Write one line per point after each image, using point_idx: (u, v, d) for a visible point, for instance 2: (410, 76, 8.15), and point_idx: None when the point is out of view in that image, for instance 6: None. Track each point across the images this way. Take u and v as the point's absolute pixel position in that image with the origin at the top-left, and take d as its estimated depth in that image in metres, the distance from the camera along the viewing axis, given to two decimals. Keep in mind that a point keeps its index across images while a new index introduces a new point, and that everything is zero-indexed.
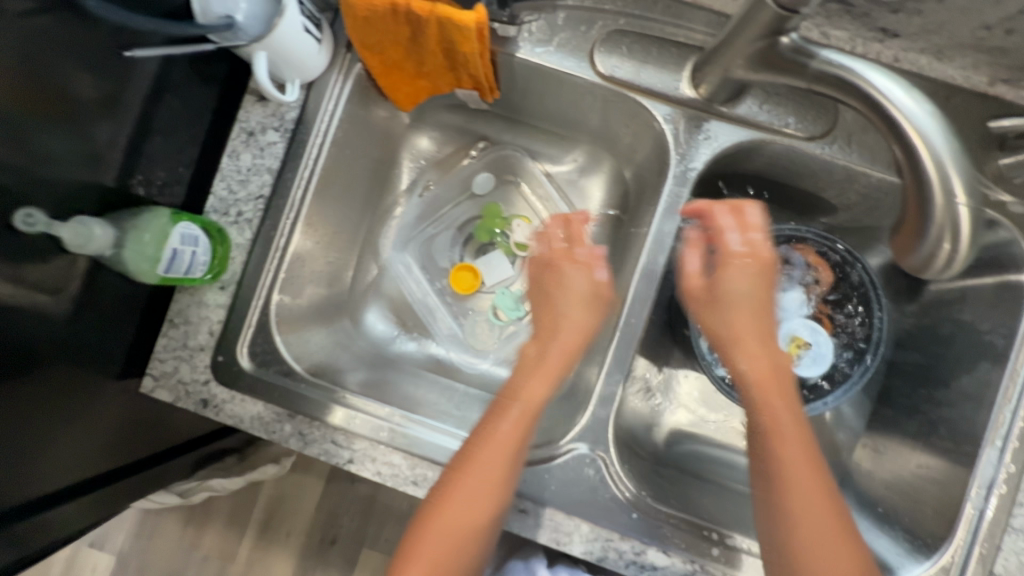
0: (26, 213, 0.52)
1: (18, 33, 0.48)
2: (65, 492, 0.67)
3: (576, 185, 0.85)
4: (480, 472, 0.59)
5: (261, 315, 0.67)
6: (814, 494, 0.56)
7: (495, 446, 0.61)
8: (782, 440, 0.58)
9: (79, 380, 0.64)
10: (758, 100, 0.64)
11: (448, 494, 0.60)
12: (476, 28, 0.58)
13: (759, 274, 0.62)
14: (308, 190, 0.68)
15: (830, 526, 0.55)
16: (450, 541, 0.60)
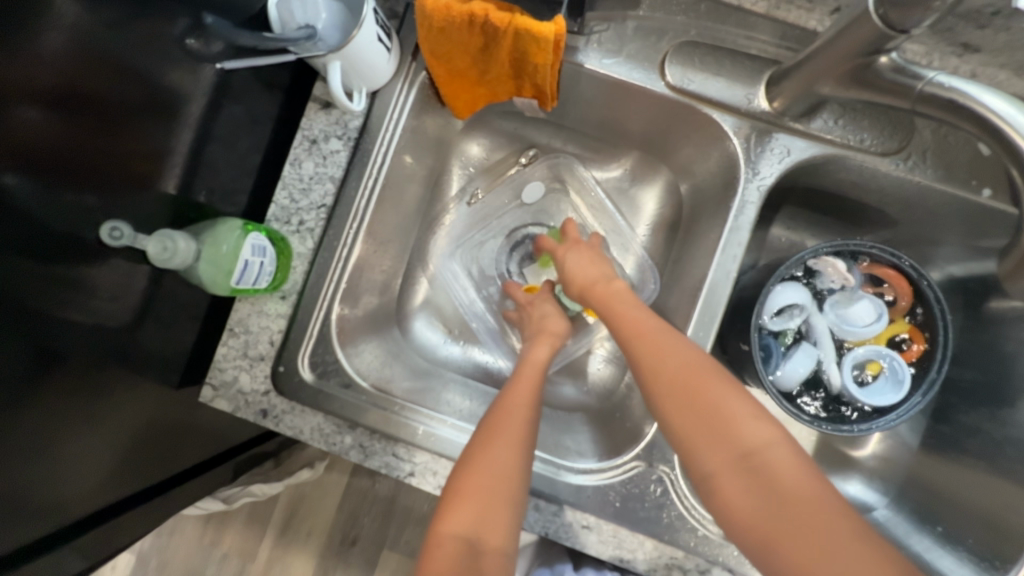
0: (113, 227, 0.53)
1: (104, 43, 0.48)
2: (114, 507, 0.66)
3: (626, 195, 0.84)
4: (502, 423, 0.59)
5: (323, 325, 0.66)
6: (744, 403, 0.53)
7: (509, 402, 0.61)
8: (664, 358, 0.56)
9: (136, 394, 0.64)
10: (833, 115, 0.63)
11: (472, 454, 0.58)
12: (553, 40, 0.57)
13: (590, 249, 0.72)
14: (370, 199, 0.67)
15: (771, 434, 0.52)
16: (486, 503, 0.55)
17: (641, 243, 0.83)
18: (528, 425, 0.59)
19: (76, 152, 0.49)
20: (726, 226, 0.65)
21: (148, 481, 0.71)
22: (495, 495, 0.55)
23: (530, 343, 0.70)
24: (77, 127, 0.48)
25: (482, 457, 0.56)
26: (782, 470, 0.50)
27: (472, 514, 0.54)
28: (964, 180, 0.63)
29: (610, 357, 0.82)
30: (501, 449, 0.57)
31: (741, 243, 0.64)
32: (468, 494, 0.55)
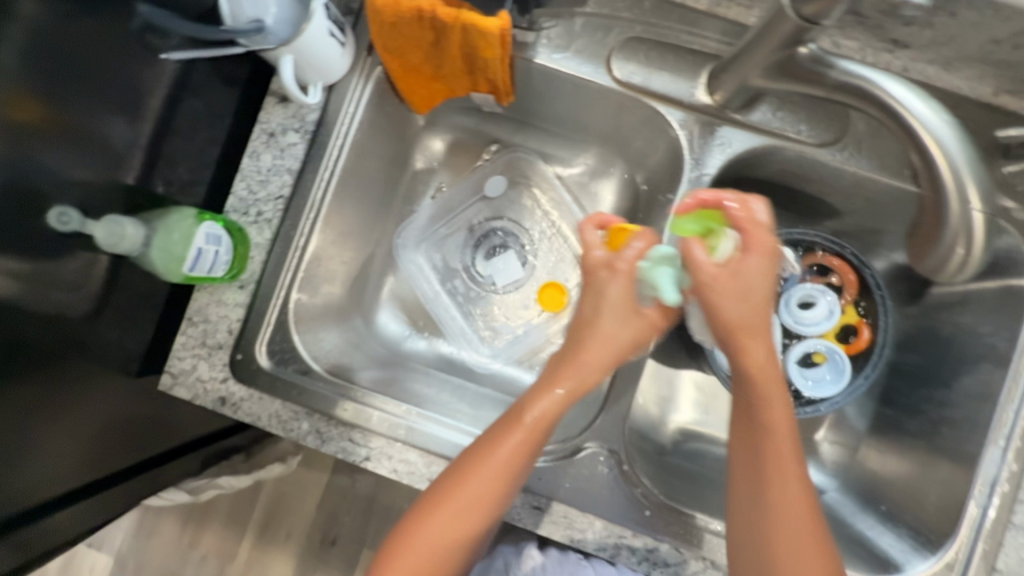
0: (61, 213, 0.54)
1: (61, 35, 0.51)
2: (77, 494, 0.67)
3: (586, 188, 0.86)
4: (474, 484, 0.55)
5: (280, 314, 0.68)
6: (803, 512, 0.52)
7: (496, 455, 0.55)
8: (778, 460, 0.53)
9: (97, 381, 0.65)
10: (772, 107, 0.65)
11: (440, 502, 0.55)
12: (499, 34, 0.59)
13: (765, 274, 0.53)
14: (328, 191, 0.69)
15: (809, 555, 0.52)
16: (431, 561, 0.55)
17: None
18: (506, 488, 0.55)
19: (23, 132, 0.50)
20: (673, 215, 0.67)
21: (113, 468, 0.72)
22: (440, 554, 0.55)
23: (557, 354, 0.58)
24: (24, 110, 0.50)
25: (438, 521, 0.55)
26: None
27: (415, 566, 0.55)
28: (897, 170, 0.66)
29: None
30: (476, 493, 0.55)
31: None
32: (420, 549, 0.55)
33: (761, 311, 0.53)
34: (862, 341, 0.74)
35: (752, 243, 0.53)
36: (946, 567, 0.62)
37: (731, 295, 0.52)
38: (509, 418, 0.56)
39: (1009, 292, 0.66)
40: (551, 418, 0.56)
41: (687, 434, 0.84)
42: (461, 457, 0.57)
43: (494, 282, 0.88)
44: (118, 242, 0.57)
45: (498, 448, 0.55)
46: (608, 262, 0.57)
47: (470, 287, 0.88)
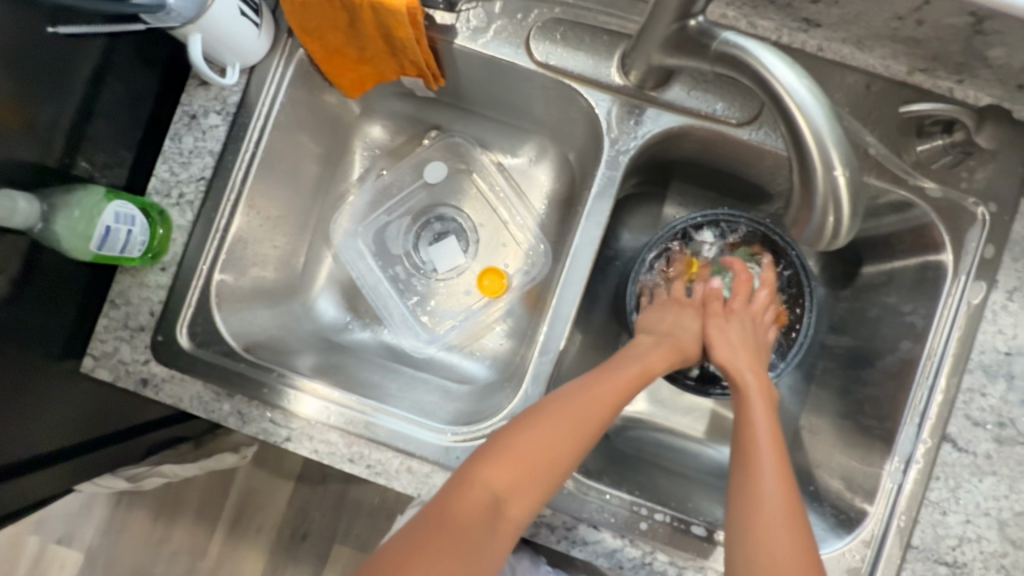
0: None
1: None
2: (9, 473, 0.67)
3: (526, 175, 0.87)
4: (563, 413, 0.59)
5: (201, 295, 0.68)
6: (788, 489, 0.57)
7: (597, 394, 0.61)
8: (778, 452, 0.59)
9: (22, 357, 0.64)
10: (686, 86, 0.66)
11: (531, 423, 0.59)
12: (408, 13, 0.60)
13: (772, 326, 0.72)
14: (250, 172, 0.69)
15: (789, 528, 0.54)
16: (519, 477, 0.56)
17: (538, 219, 0.86)
18: (595, 429, 0.60)
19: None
20: (592, 193, 0.67)
21: (47, 447, 0.71)
22: (536, 470, 0.57)
23: (651, 343, 0.68)
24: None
25: (531, 440, 0.58)
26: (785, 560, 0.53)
27: (507, 478, 0.56)
28: None
29: (510, 332, 0.85)
30: (566, 430, 0.59)
31: (603, 212, 0.67)
32: (511, 464, 0.57)
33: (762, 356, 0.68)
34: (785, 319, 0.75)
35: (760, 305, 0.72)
36: (863, 544, 0.62)
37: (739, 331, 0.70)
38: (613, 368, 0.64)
39: (926, 269, 0.66)
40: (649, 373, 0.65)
41: (630, 421, 0.85)
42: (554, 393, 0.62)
43: (435, 268, 0.88)
44: (12, 215, 0.52)
45: (600, 395, 0.61)
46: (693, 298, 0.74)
47: (411, 274, 0.88)
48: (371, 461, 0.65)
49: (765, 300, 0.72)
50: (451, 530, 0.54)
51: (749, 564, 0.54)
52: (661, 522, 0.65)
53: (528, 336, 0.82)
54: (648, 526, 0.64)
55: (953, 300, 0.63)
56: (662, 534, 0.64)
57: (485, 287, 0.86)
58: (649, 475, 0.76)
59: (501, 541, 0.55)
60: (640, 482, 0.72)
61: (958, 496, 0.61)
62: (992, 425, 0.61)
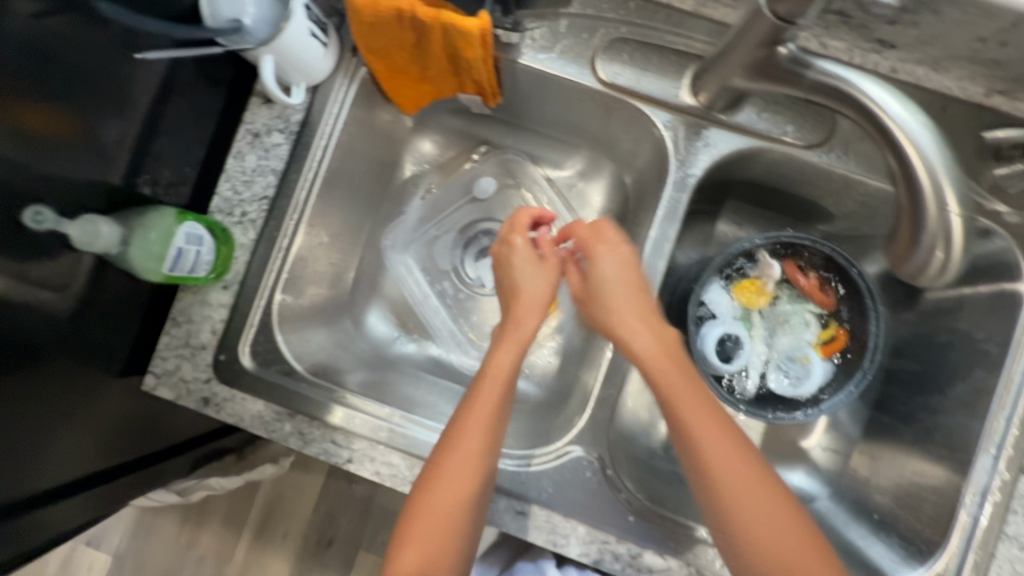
0: (36, 210, 0.53)
1: (40, 34, 0.48)
2: (66, 488, 0.68)
3: (576, 190, 0.86)
4: (445, 465, 0.56)
5: (264, 315, 0.67)
6: (742, 463, 0.54)
7: (454, 440, 0.58)
8: (710, 424, 0.55)
9: (87, 369, 0.65)
10: (757, 108, 0.65)
11: (425, 484, 0.57)
12: (479, 34, 0.59)
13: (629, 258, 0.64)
14: (313, 191, 0.68)
15: (761, 499, 0.53)
16: (436, 543, 0.55)
17: None
18: (472, 473, 0.56)
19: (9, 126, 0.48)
20: (658, 216, 0.67)
21: (100, 463, 0.72)
22: (442, 534, 0.55)
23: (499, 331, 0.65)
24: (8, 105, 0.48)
25: (432, 502, 0.56)
26: (764, 537, 0.52)
27: (423, 551, 0.54)
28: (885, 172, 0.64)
29: (560, 350, 0.82)
30: (440, 489, 0.56)
31: (670, 236, 0.66)
32: (420, 538, 0.55)
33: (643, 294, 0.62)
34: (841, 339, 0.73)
35: (621, 254, 0.64)
36: None
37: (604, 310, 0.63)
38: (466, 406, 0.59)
39: (1002, 296, 0.65)
40: (506, 372, 0.61)
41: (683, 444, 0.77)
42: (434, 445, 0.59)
43: (484, 283, 0.88)
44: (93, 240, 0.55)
45: (469, 426, 0.58)
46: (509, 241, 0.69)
47: (460, 290, 0.88)
48: None
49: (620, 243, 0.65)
50: None
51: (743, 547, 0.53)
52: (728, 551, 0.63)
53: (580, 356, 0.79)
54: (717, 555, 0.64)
55: None
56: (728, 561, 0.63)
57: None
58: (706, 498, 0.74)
59: None
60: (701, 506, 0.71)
61: None
62: None
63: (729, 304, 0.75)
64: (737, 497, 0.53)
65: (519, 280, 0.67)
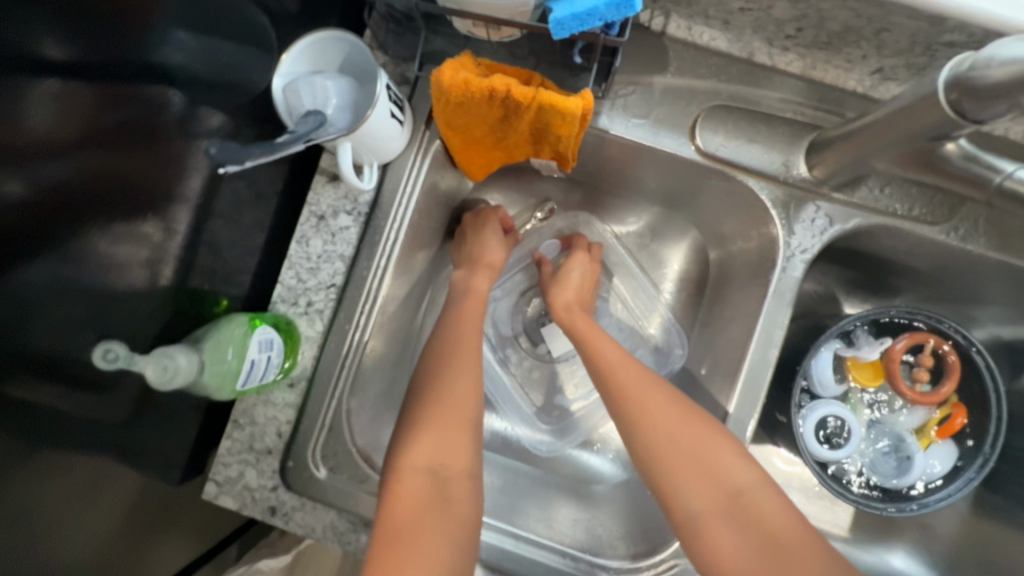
0: (106, 349, 0.46)
1: (112, 139, 0.44)
2: None
3: (649, 250, 0.79)
4: (439, 368, 0.62)
5: (334, 416, 0.61)
6: (658, 387, 0.61)
7: (445, 348, 0.63)
8: (618, 358, 0.64)
9: (116, 492, 0.56)
10: (876, 182, 0.59)
11: (434, 385, 0.60)
12: (580, 115, 0.53)
13: (587, 257, 0.76)
14: (384, 277, 0.62)
15: (682, 415, 0.58)
16: (443, 437, 0.57)
17: (666, 304, 0.78)
18: (460, 386, 0.60)
19: (70, 219, 0.43)
20: (767, 296, 0.61)
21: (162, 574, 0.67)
22: (450, 431, 0.57)
23: (467, 274, 0.71)
24: (68, 191, 0.42)
25: (439, 396, 0.59)
26: (694, 448, 0.57)
27: (433, 443, 0.56)
28: (1020, 249, 0.59)
29: None
30: (445, 382, 0.60)
31: (781, 321, 0.60)
32: (429, 434, 0.57)
33: (588, 276, 0.75)
34: (956, 425, 0.66)
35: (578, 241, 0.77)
36: None
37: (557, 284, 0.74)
38: (456, 324, 0.66)
39: None
40: (484, 290, 0.70)
41: None
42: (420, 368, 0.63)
43: (551, 353, 0.81)
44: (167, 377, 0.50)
45: (459, 345, 0.63)
46: (482, 216, 0.74)
47: (526, 360, 0.82)
48: None
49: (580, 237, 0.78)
50: (420, 524, 0.52)
51: (685, 465, 0.56)
52: None
53: None
54: None
55: None
56: None
57: None
58: None
59: (465, 499, 0.55)
60: None
61: None
62: None
63: (829, 385, 0.69)
64: (667, 422, 0.58)
65: (483, 240, 0.73)
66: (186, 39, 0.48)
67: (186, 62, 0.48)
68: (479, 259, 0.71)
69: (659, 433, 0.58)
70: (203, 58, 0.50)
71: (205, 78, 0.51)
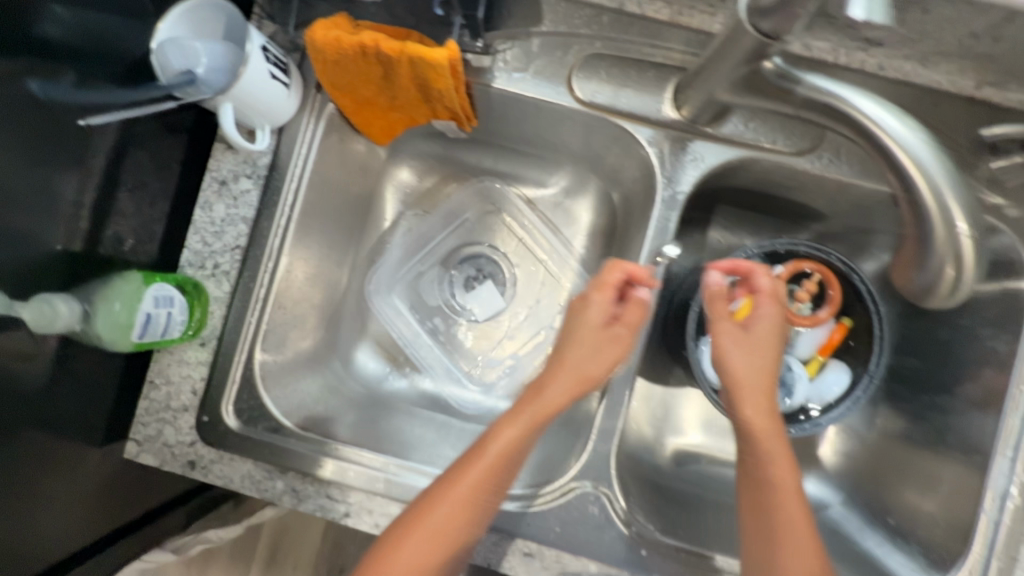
0: None
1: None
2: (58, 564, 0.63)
3: (562, 208, 0.82)
4: (440, 517, 0.54)
5: (245, 370, 0.64)
6: (795, 493, 0.56)
7: (458, 497, 0.55)
8: (768, 445, 0.58)
9: (43, 450, 0.58)
10: (743, 118, 0.63)
11: (399, 529, 0.55)
12: (449, 65, 0.57)
13: (774, 325, 0.61)
14: (286, 237, 0.66)
15: (799, 525, 0.55)
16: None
17: (578, 256, 0.81)
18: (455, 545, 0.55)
19: None
20: (649, 234, 0.64)
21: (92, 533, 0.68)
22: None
23: (550, 373, 0.60)
24: None
25: (408, 544, 0.53)
26: (787, 561, 0.54)
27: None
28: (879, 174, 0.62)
29: None
30: (413, 544, 0.53)
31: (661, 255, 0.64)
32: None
33: (767, 357, 0.60)
34: (834, 342, 0.71)
35: (763, 295, 0.62)
36: None
37: (737, 345, 0.60)
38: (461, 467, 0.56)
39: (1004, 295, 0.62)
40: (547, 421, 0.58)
41: (686, 455, 0.81)
42: (449, 475, 0.57)
43: (476, 316, 0.82)
44: (53, 321, 0.52)
45: (450, 506, 0.55)
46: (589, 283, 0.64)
47: (453, 324, 0.83)
48: None
49: (767, 305, 0.62)
50: None
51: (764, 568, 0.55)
52: None
53: None
54: None
55: None
56: None
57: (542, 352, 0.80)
58: (721, 517, 0.73)
59: None
60: (714, 525, 0.71)
61: None
62: None
63: None
64: (778, 520, 0.55)
65: (569, 338, 0.62)
66: (64, 14, 0.50)
67: (68, 36, 0.51)
68: (560, 351, 0.61)
69: (769, 527, 0.55)
70: (85, 32, 0.53)
71: (90, 51, 0.53)
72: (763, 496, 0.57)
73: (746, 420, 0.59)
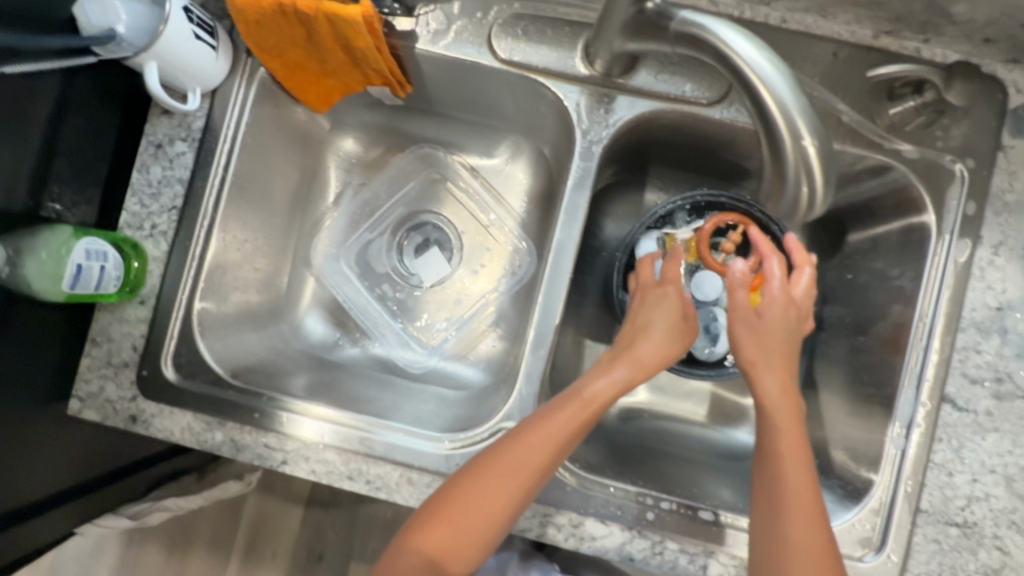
0: None
1: None
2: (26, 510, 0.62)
3: (503, 174, 0.85)
4: (464, 499, 0.56)
5: (183, 325, 0.67)
6: (808, 479, 0.55)
7: (486, 480, 0.56)
8: (781, 425, 0.57)
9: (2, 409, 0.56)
10: (652, 70, 0.66)
11: (432, 508, 0.57)
12: (364, 20, 0.60)
13: (791, 316, 0.60)
14: (221, 197, 0.69)
15: (809, 514, 0.54)
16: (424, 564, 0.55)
17: (519, 219, 0.84)
18: (479, 531, 0.55)
19: None
20: (569, 185, 0.67)
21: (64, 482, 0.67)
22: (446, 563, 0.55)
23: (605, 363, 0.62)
24: None
25: (442, 522, 0.55)
26: (798, 544, 0.53)
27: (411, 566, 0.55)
28: None
29: (503, 336, 0.82)
30: (445, 520, 0.55)
31: (581, 204, 0.67)
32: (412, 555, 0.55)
33: (789, 349, 0.60)
34: None
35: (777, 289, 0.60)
36: (872, 513, 0.62)
37: (749, 330, 0.60)
38: (506, 448, 0.57)
39: (910, 231, 0.66)
40: (595, 407, 0.59)
41: (631, 411, 0.83)
42: (479, 459, 0.58)
43: (422, 281, 0.84)
44: None
45: (488, 488, 0.56)
46: (661, 283, 0.66)
47: (400, 290, 0.84)
48: (370, 477, 0.65)
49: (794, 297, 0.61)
50: None
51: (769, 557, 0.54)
52: (705, 521, 0.65)
53: (519, 334, 0.79)
54: (656, 515, 0.65)
55: (940, 260, 0.63)
56: (699, 530, 0.65)
57: (486, 312, 0.82)
58: (678, 467, 0.75)
59: None
60: (671, 473, 0.73)
61: (962, 456, 0.62)
62: (990, 382, 0.62)
63: None
64: (790, 505, 0.54)
65: (648, 325, 0.63)
66: None
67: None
68: (627, 345, 0.62)
69: (774, 509, 0.55)
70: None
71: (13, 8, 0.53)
72: (774, 479, 0.56)
73: (764, 401, 0.58)
